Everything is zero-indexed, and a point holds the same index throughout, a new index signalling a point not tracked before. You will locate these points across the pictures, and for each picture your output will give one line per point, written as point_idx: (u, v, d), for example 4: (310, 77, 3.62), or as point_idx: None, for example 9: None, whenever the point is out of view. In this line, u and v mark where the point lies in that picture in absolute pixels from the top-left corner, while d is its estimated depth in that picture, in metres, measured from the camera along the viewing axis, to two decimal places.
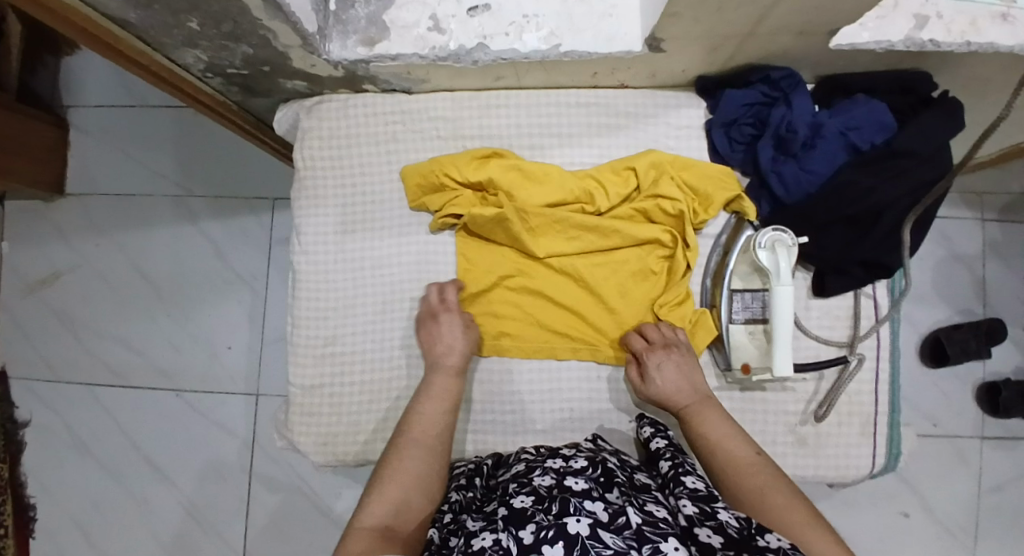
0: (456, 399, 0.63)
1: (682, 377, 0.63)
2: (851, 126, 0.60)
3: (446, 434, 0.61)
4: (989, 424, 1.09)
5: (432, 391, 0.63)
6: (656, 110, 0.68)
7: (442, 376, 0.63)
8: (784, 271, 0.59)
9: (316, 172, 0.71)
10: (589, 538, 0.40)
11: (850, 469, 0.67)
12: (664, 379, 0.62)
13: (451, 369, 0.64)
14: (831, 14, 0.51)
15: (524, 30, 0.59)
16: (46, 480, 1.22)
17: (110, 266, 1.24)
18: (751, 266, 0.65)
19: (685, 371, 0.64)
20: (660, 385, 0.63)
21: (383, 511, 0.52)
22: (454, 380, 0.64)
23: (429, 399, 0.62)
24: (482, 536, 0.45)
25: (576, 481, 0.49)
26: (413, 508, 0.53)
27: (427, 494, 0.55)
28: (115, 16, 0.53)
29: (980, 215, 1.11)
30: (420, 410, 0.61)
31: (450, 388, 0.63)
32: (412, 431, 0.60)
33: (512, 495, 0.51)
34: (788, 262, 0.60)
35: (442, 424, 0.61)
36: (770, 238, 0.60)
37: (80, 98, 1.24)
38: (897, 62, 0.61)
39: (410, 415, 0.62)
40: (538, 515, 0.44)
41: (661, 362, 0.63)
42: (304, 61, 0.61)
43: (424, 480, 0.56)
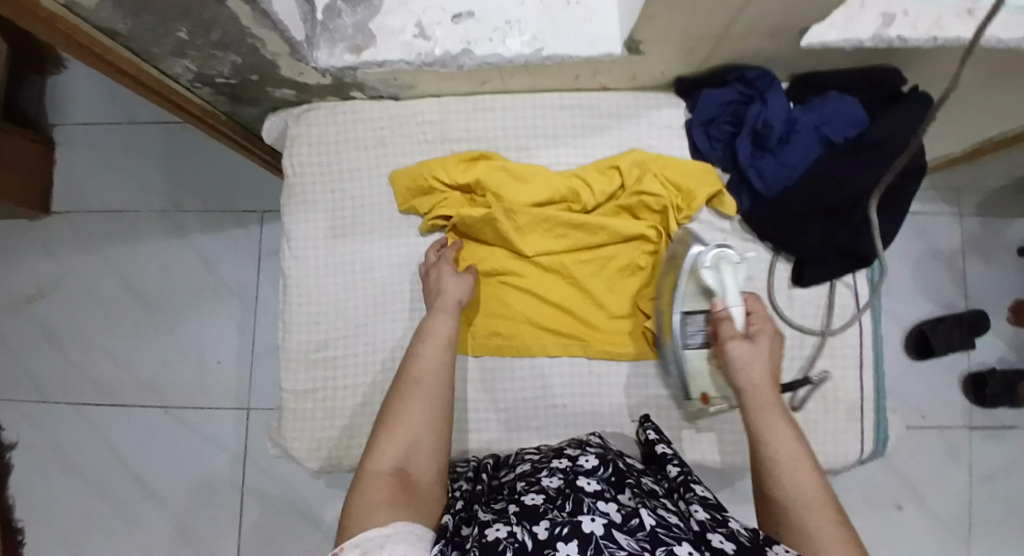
0: (453, 337, 0.61)
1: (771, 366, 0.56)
2: (823, 121, 0.63)
3: (448, 369, 0.58)
4: (975, 414, 1.11)
5: (428, 333, 0.60)
6: (638, 110, 0.70)
7: (441, 317, 0.61)
8: (731, 292, 0.60)
9: (304, 178, 0.72)
10: (603, 538, 0.41)
11: (840, 457, 0.68)
12: (762, 357, 0.56)
13: (447, 311, 0.62)
14: (802, 12, 0.54)
15: (508, 35, 0.61)
16: (33, 502, 1.20)
17: (98, 282, 1.24)
18: (699, 289, 0.63)
19: (777, 367, 0.58)
20: (745, 355, 0.56)
21: (395, 454, 0.51)
22: (449, 318, 0.61)
23: (427, 340, 0.59)
24: (496, 528, 0.44)
25: (588, 481, 0.50)
26: (424, 450, 0.53)
27: (438, 434, 0.54)
28: (105, 26, 0.54)
29: (955, 210, 1.14)
30: (419, 351, 0.58)
31: (446, 327, 0.61)
32: (414, 371, 0.56)
33: (521, 493, 0.51)
34: (734, 282, 0.60)
35: (443, 362, 0.58)
36: (715, 255, 0.61)
37: (67, 116, 1.25)
38: (865, 59, 0.63)
39: (408, 357, 0.58)
40: (551, 512, 0.45)
41: (763, 340, 0.57)
42: (293, 68, 0.63)
43: (432, 421, 0.54)
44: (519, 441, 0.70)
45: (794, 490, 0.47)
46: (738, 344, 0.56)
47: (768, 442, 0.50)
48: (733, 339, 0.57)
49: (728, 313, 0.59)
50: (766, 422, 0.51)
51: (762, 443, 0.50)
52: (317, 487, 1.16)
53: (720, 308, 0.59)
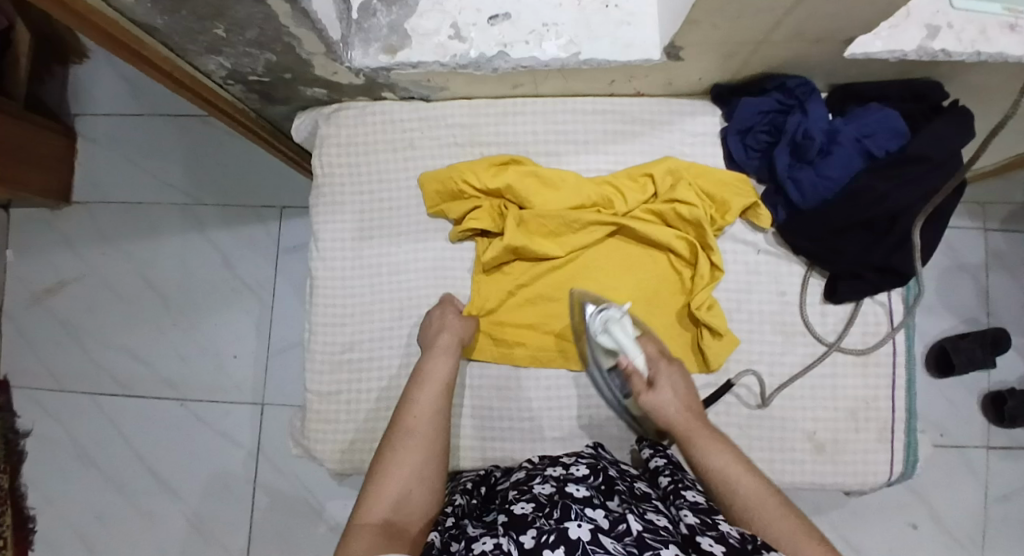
0: (450, 381, 0.62)
1: (686, 398, 0.62)
2: (865, 133, 0.62)
3: (441, 418, 0.60)
4: (996, 433, 1.09)
5: (426, 377, 0.61)
6: (672, 117, 0.69)
7: (439, 359, 0.62)
8: (628, 345, 0.62)
9: (334, 179, 0.72)
10: (590, 544, 0.42)
11: (868, 475, 0.67)
12: (673, 394, 0.62)
13: (446, 352, 0.63)
14: (848, 22, 0.52)
15: (544, 38, 0.60)
16: (46, 491, 1.21)
17: (116, 275, 1.24)
18: (605, 350, 0.64)
19: (688, 392, 0.63)
20: (662, 400, 0.61)
21: (382, 506, 0.52)
22: (446, 362, 0.62)
23: (421, 386, 0.61)
24: (483, 540, 0.45)
25: (576, 488, 0.50)
26: (414, 500, 0.54)
27: (428, 485, 0.55)
28: (141, 22, 0.54)
29: (982, 225, 1.12)
30: (413, 398, 0.60)
31: (444, 370, 0.62)
32: (407, 420, 0.58)
33: (512, 501, 0.51)
34: (628, 336, 0.62)
35: (435, 409, 0.59)
36: (602, 320, 0.63)
37: (89, 107, 1.25)
38: (909, 70, 0.62)
39: (403, 402, 0.60)
40: (539, 521, 0.45)
41: (667, 378, 0.63)
42: (326, 68, 0.62)
43: (422, 471, 0.55)
44: (538, 450, 0.69)
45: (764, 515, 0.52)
46: (647, 395, 0.62)
47: (705, 464, 0.57)
48: (642, 392, 0.62)
49: (633, 367, 0.62)
50: (701, 445, 0.58)
51: (703, 466, 0.57)
52: (328, 486, 1.16)
53: (625, 364, 0.63)
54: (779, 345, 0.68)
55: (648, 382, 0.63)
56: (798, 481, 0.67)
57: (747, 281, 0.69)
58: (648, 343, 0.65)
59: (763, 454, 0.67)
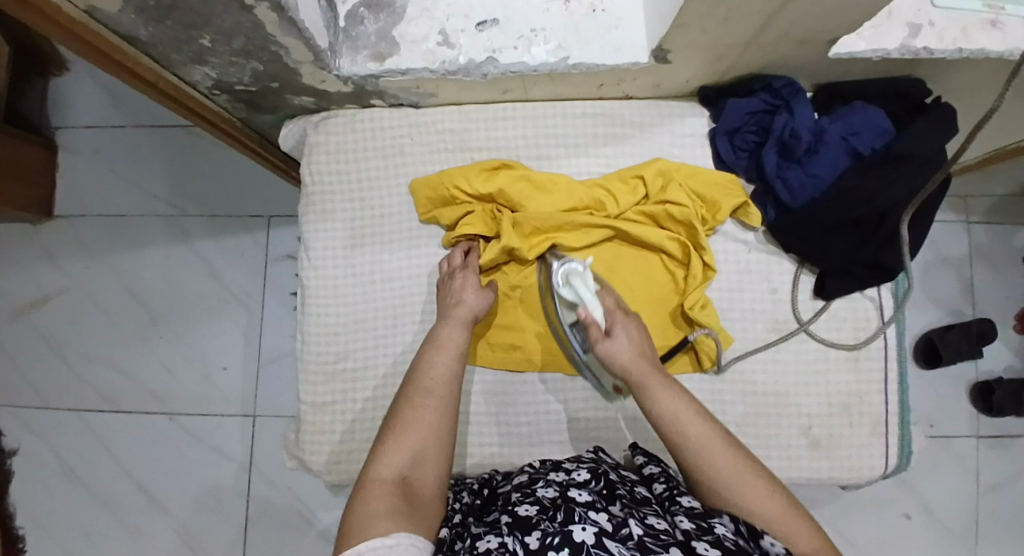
0: (466, 349, 0.60)
1: (641, 344, 0.59)
2: (851, 132, 0.63)
3: (458, 381, 0.57)
4: (983, 423, 1.11)
5: (441, 342, 0.59)
6: (660, 119, 0.70)
7: (452, 326, 0.60)
8: (587, 297, 0.61)
9: (323, 187, 0.71)
10: (594, 547, 0.41)
11: (864, 469, 0.68)
12: (628, 341, 0.59)
13: (463, 322, 0.61)
14: (832, 23, 0.53)
15: (532, 43, 0.60)
16: (32, 512, 1.18)
17: (100, 289, 1.22)
18: (567, 304, 0.63)
19: (644, 342, 0.60)
20: (620, 346, 0.58)
21: (399, 463, 0.49)
22: (461, 331, 0.60)
23: (441, 349, 0.58)
24: (487, 539, 0.45)
25: (579, 492, 0.49)
26: (430, 459, 0.51)
27: (444, 447, 0.53)
28: (125, 32, 0.53)
29: (964, 218, 1.14)
30: (431, 359, 0.57)
31: (460, 338, 0.60)
32: (425, 379, 0.55)
33: (515, 504, 0.50)
34: (587, 290, 0.61)
35: (454, 373, 0.57)
36: (564, 273, 0.63)
37: (69, 119, 1.23)
38: (892, 70, 0.63)
39: (419, 363, 0.58)
40: (542, 523, 0.44)
41: (622, 326, 0.60)
42: (314, 77, 0.62)
43: (439, 433, 0.52)
44: (536, 454, 0.69)
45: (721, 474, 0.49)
46: (603, 343, 0.59)
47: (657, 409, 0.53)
48: (600, 341, 0.59)
49: (591, 317, 0.60)
50: (653, 389, 0.54)
51: (655, 410, 0.53)
52: (323, 496, 1.15)
53: (583, 316, 0.60)
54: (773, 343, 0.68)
55: (604, 330, 0.60)
56: (795, 477, 0.67)
57: (739, 281, 0.69)
58: (604, 295, 0.63)
59: (761, 452, 0.68)
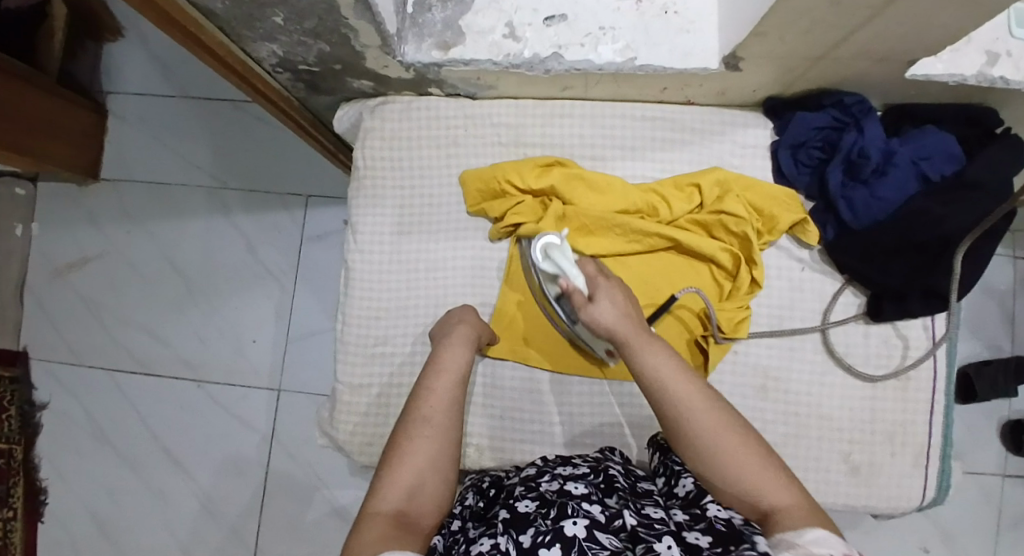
0: (467, 371, 0.60)
1: (625, 306, 0.58)
2: (922, 155, 0.61)
3: (457, 409, 0.57)
4: (1015, 461, 1.08)
5: (443, 365, 0.59)
6: (722, 127, 0.68)
7: (456, 350, 0.60)
8: (567, 267, 0.59)
9: (375, 171, 0.71)
10: (586, 541, 0.41)
11: (901, 500, 0.66)
12: (612, 305, 0.57)
13: (464, 345, 0.61)
14: (917, 43, 0.51)
15: (600, 42, 0.59)
16: (61, 465, 1.22)
17: (139, 254, 1.25)
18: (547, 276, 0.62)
19: (629, 303, 0.59)
20: (602, 311, 0.57)
21: (396, 495, 0.50)
22: (464, 352, 0.61)
23: (440, 373, 0.58)
24: (481, 541, 0.45)
25: (575, 486, 0.49)
26: (426, 491, 0.52)
27: (442, 475, 0.53)
28: (202, 6, 0.54)
29: (1012, 251, 1.11)
30: (429, 385, 0.58)
31: (461, 361, 0.60)
32: (424, 407, 0.56)
33: (517, 498, 0.50)
34: (567, 260, 0.59)
35: (453, 399, 0.57)
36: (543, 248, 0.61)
37: (121, 86, 1.26)
38: (967, 94, 0.61)
39: (419, 388, 0.58)
40: (537, 519, 0.45)
41: (605, 290, 0.59)
42: (378, 61, 0.62)
43: (437, 462, 0.53)
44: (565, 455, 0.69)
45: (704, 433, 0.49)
46: (587, 309, 0.57)
47: (646, 368, 0.53)
48: (583, 306, 0.58)
49: (573, 286, 0.58)
50: (642, 350, 0.54)
51: (643, 370, 0.53)
52: (339, 475, 1.16)
53: (564, 285, 0.59)
54: (818, 365, 0.67)
55: (588, 297, 0.58)
56: (829, 503, 0.66)
57: (790, 298, 0.67)
58: (585, 262, 0.62)
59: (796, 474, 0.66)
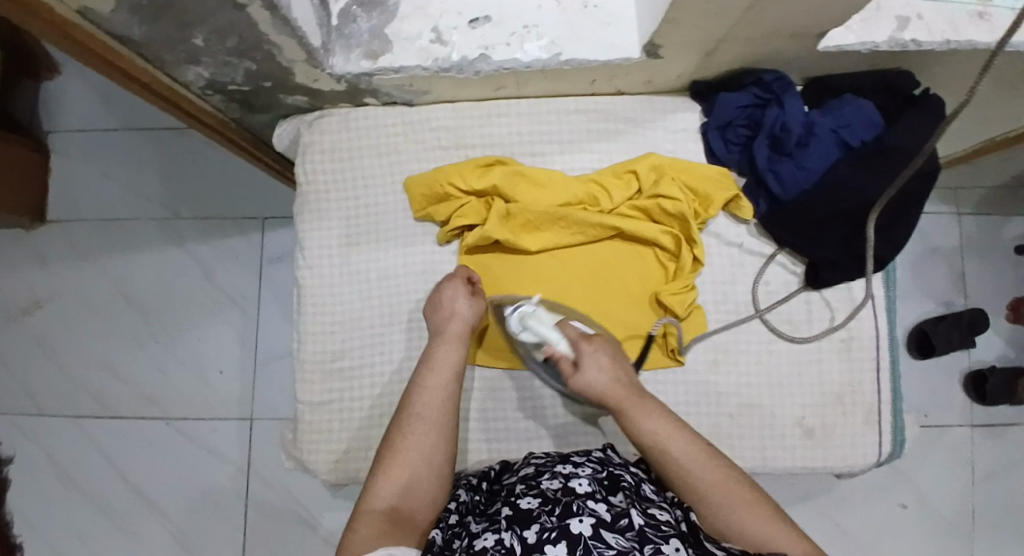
0: (460, 369, 0.61)
1: (613, 371, 0.59)
2: (841, 125, 0.63)
3: (452, 406, 0.59)
4: (978, 411, 1.12)
5: (436, 363, 0.60)
6: (653, 114, 0.70)
7: (446, 347, 0.61)
8: (548, 334, 0.62)
9: (318, 185, 0.71)
10: (592, 539, 0.43)
11: (857, 458, 0.69)
12: (601, 370, 0.59)
13: (456, 339, 0.62)
14: (820, 17, 0.54)
15: (525, 40, 0.60)
16: (29, 518, 1.18)
17: (94, 293, 1.21)
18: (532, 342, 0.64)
19: (618, 364, 0.61)
20: (589, 382, 0.59)
21: (390, 492, 0.52)
22: (457, 350, 0.61)
23: (432, 372, 0.59)
24: (485, 537, 0.46)
25: (580, 483, 0.50)
26: (422, 486, 0.53)
27: (437, 471, 0.55)
28: (118, 34, 0.53)
29: (955, 209, 1.16)
30: (422, 384, 0.59)
31: (453, 359, 0.61)
32: (417, 405, 0.57)
33: (519, 495, 0.51)
34: (547, 324, 0.62)
35: (446, 396, 0.58)
36: (518, 316, 0.63)
37: (61, 123, 1.23)
38: (880, 61, 0.64)
39: (412, 386, 0.59)
40: (542, 516, 0.46)
41: (593, 357, 0.60)
42: (307, 75, 0.62)
43: (431, 457, 0.55)
44: (532, 448, 0.69)
45: (709, 488, 0.50)
46: (573, 376, 0.60)
47: (643, 431, 0.55)
48: (570, 374, 0.60)
49: (559, 353, 0.61)
50: (635, 414, 0.56)
51: (640, 433, 0.55)
52: (321, 498, 1.15)
53: (552, 353, 0.61)
54: (765, 336, 0.69)
55: (574, 363, 0.61)
56: (789, 466, 0.68)
57: (732, 272, 0.70)
58: (567, 325, 0.63)
59: (755, 442, 0.68)
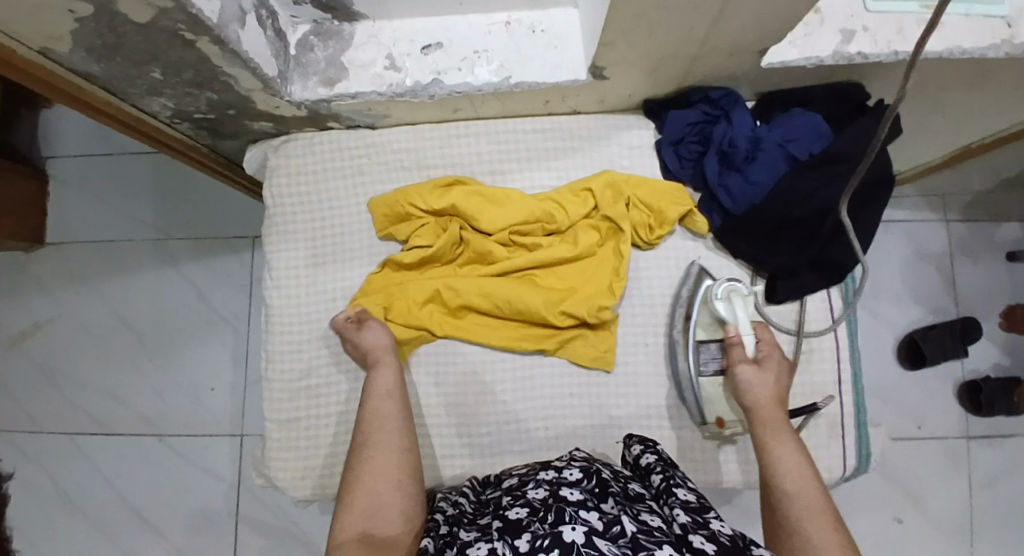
0: (398, 385, 0.63)
1: (778, 389, 0.63)
2: (788, 138, 0.64)
3: (398, 419, 0.61)
4: (973, 420, 1.11)
5: (371, 388, 0.63)
6: (608, 131, 0.72)
7: (382, 371, 0.63)
8: (742, 319, 0.65)
9: (283, 208, 0.73)
10: (584, 546, 0.42)
11: (824, 472, 0.69)
12: (769, 384, 0.63)
13: (384, 362, 0.64)
14: (756, 36, 0.55)
15: (476, 64, 0.62)
16: (28, 538, 1.20)
17: (90, 315, 1.24)
18: (714, 318, 0.68)
19: (785, 392, 0.64)
20: (755, 381, 0.63)
21: (356, 520, 0.54)
22: (388, 370, 0.63)
23: (371, 398, 0.62)
24: (478, 546, 0.46)
25: (571, 492, 0.50)
26: (388, 505, 0.55)
27: (400, 489, 0.56)
28: (81, 71, 0.55)
29: (943, 216, 1.15)
30: (365, 413, 0.61)
31: (389, 377, 0.63)
32: (363, 432, 0.60)
33: (507, 507, 0.52)
34: (745, 313, 0.65)
35: (391, 414, 0.61)
36: (727, 289, 0.66)
37: (58, 149, 1.26)
38: (829, 75, 0.64)
39: (359, 417, 0.62)
40: (533, 525, 0.46)
41: (773, 365, 0.64)
42: (268, 103, 0.64)
43: (389, 478, 0.57)
44: (497, 463, 0.70)
45: (813, 535, 0.52)
46: (746, 367, 0.64)
47: (777, 459, 0.57)
48: (745, 368, 0.64)
49: (740, 339, 0.65)
50: (773, 443, 0.59)
51: (770, 459, 0.58)
52: (313, 515, 1.15)
53: (732, 335, 0.66)
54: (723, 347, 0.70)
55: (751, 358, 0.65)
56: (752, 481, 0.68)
57: None
58: (761, 329, 0.67)
59: (715, 455, 0.69)
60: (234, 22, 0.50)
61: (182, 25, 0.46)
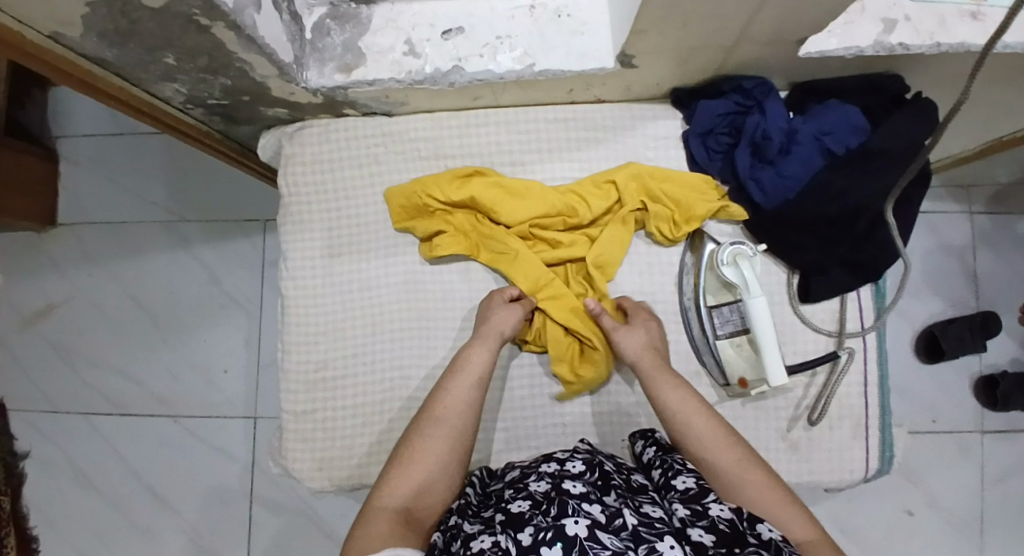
0: (487, 372, 0.61)
1: (652, 339, 0.64)
2: (824, 131, 0.62)
3: (474, 409, 0.59)
4: (989, 416, 1.09)
5: (463, 366, 0.61)
6: (633, 122, 0.70)
7: (480, 351, 0.61)
8: (750, 279, 0.63)
9: (300, 197, 0.72)
10: (586, 540, 0.42)
11: (844, 473, 0.68)
12: (641, 336, 0.63)
13: (485, 342, 0.62)
14: (796, 25, 0.52)
15: (498, 50, 0.60)
16: (47, 513, 1.22)
17: (104, 296, 1.24)
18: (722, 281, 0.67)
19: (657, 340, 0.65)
20: (628, 339, 0.63)
21: (403, 493, 0.53)
22: (486, 354, 0.61)
23: (458, 375, 0.60)
24: (482, 538, 0.46)
25: (574, 484, 0.50)
26: (434, 489, 0.55)
27: (449, 478, 0.56)
28: (92, 56, 0.54)
29: (968, 208, 1.11)
30: (448, 386, 0.60)
31: (481, 363, 0.61)
32: (439, 406, 0.58)
33: (509, 500, 0.51)
34: (752, 271, 0.63)
35: (469, 402, 0.59)
36: (732, 252, 0.64)
37: (68, 129, 1.24)
38: (867, 66, 0.61)
39: (439, 386, 0.60)
40: (536, 517, 0.46)
41: (641, 322, 0.65)
42: (283, 89, 0.62)
43: (445, 463, 0.56)
44: (511, 458, 0.69)
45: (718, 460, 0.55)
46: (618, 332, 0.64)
47: (666, 401, 0.59)
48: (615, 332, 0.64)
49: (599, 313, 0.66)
50: (659, 385, 0.60)
51: (663, 403, 0.59)
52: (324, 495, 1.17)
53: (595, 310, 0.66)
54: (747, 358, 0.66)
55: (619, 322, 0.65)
56: None
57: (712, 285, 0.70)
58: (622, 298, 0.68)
59: None
60: (250, 6, 0.48)
61: (198, 10, 0.44)
